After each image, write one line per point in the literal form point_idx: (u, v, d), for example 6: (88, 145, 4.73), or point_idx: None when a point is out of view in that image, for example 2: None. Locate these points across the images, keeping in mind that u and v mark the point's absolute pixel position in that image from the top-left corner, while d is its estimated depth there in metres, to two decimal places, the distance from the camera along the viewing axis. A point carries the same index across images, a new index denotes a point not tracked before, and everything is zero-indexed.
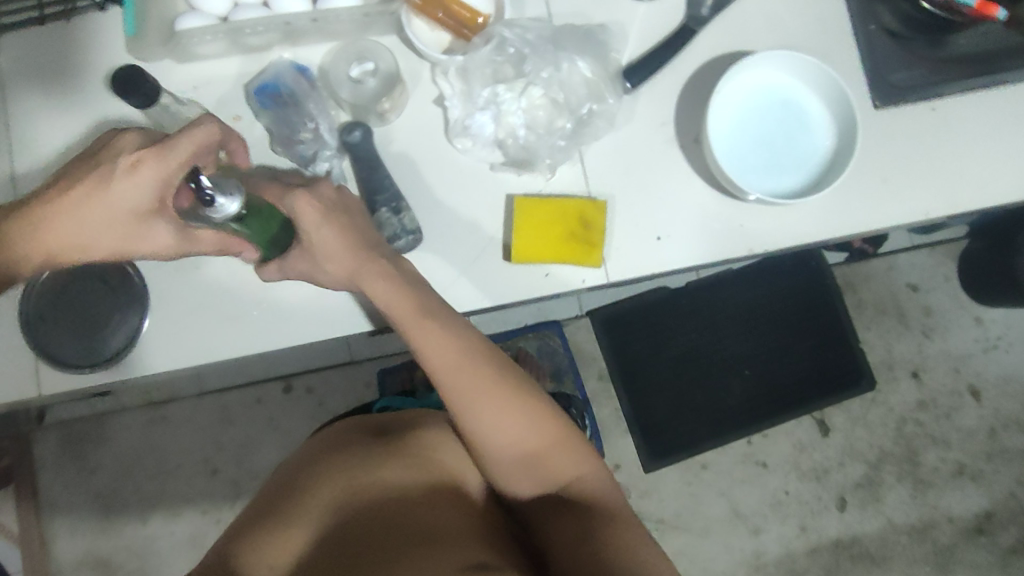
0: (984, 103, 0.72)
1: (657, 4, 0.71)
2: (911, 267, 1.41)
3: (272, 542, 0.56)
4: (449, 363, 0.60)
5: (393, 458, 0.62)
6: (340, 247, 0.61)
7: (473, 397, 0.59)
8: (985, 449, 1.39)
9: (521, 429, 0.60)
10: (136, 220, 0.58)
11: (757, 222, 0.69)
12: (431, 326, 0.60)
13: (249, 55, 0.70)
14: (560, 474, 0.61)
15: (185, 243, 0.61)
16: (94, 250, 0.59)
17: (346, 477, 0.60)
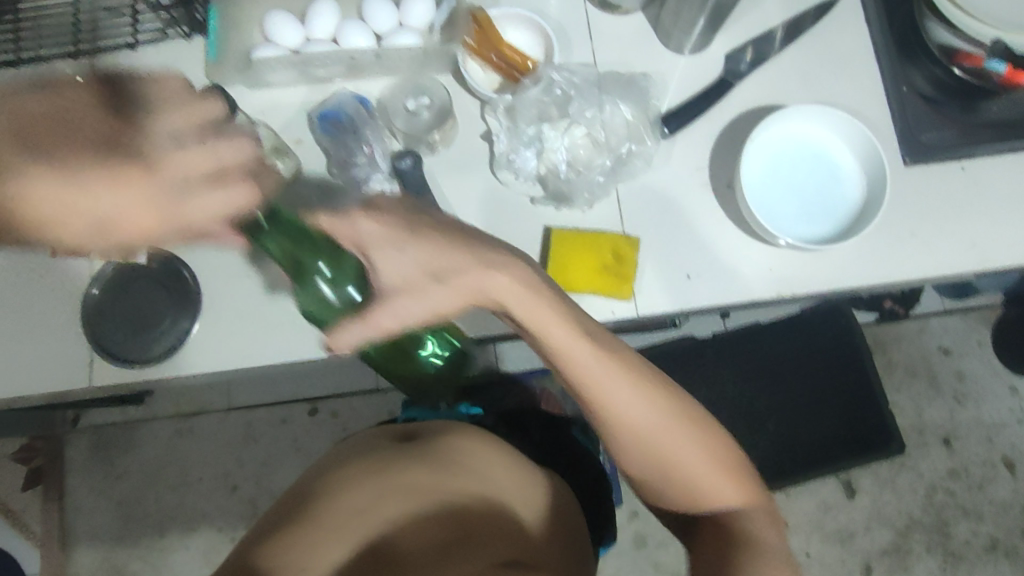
0: (1013, 167, 0.74)
1: (697, 58, 0.76)
2: (944, 331, 1.40)
3: (294, 545, 0.57)
4: (632, 400, 0.60)
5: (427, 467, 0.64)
6: (430, 288, 0.58)
7: (631, 416, 0.61)
8: (1019, 525, 1.35)
9: (700, 459, 0.61)
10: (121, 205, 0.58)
11: (785, 266, 0.71)
12: (608, 361, 0.61)
13: (316, 85, 0.76)
14: (729, 502, 0.62)
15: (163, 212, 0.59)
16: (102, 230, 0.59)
17: (382, 484, 0.63)
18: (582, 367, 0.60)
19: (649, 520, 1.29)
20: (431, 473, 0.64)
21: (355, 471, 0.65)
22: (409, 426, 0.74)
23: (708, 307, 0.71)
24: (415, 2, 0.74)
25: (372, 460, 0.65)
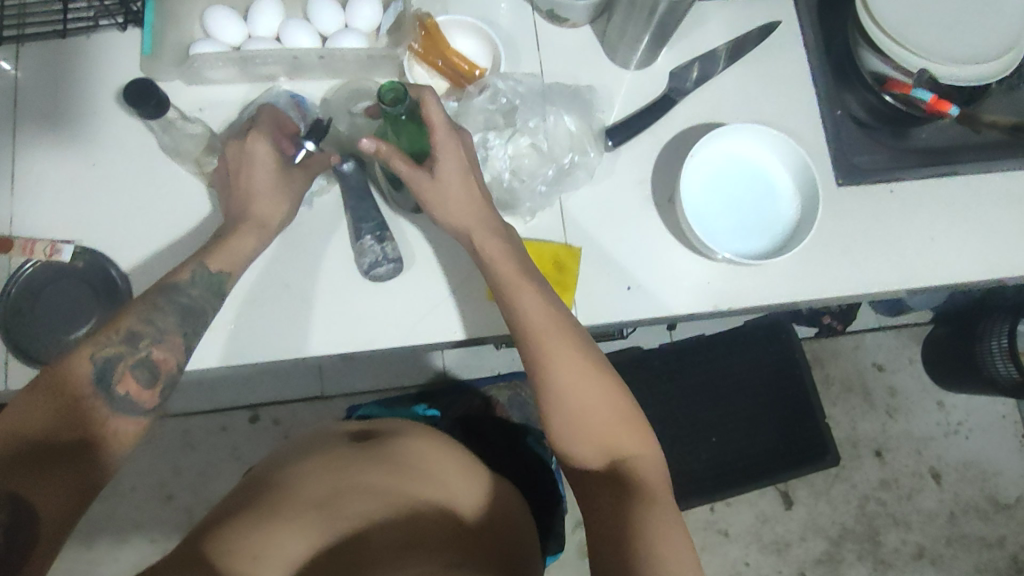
0: (937, 190, 0.78)
1: (642, 74, 0.77)
2: (878, 347, 1.45)
3: (239, 522, 0.55)
4: (575, 374, 0.60)
5: (374, 462, 0.62)
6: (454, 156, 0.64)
7: (577, 387, 0.59)
8: (945, 533, 1.40)
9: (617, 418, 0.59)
10: None
11: (723, 280, 0.73)
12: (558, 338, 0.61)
13: (257, 84, 0.74)
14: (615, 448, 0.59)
15: None
16: None
17: (331, 476, 0.61)
18: (513, 290, 0.63)
19: None
20: (385, 469, 0.62)
21: (334, 461, 0.63)
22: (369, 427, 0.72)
23: (648, 319, 0.72)
24: (360, 7, 0.73)
25: (337, 463, 0.62)
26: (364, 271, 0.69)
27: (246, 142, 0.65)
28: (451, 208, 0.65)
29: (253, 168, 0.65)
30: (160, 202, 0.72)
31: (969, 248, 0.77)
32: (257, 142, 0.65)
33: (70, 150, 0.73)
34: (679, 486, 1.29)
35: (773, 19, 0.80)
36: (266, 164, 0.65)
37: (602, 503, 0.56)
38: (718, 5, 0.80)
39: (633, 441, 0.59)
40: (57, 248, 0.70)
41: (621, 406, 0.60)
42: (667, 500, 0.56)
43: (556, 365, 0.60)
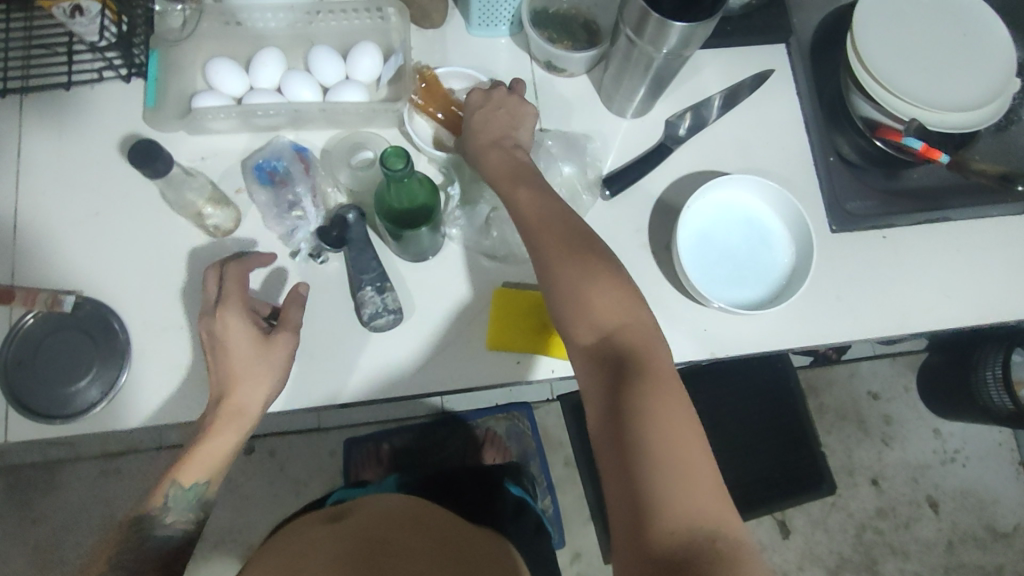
0: (928, 235, 0.79)
1: (638, 122, 0.79)
2: (873, 375, 1.46)
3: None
4: (575, 271, 0.55)
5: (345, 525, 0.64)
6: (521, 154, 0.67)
7: (579, 322, 0.55)
8: (942, 562, 1.40)
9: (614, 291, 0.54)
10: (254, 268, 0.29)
11: (719, 326, 0.74)
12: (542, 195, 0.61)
13: (258, 134, 0.75)
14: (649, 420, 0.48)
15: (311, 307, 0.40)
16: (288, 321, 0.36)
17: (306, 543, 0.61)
18: (509, 187, 0.63)
19: (592, 562, 1.30)
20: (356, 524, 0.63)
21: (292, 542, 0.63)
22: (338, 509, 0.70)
23: None
24: (361, 59, 0.74)
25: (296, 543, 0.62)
26: (364, 322, 0.70)
27: (218, 320, 0.62)
28: (495, 187, 0.65)
29: (230, 386, 0.62)
30: (161, 251, 0.73)
31: (962, 293, 0.78)
32: (231, 312, 0.63)
33: (72, 198, 0.74)
34: None
35: (766, 67, 0.82)
36: (240, 342, 0.62)
37: (612, 489, 0.48)
38: (712, 53, 0.82)
39: (620, 309, 0.54)
40: (58, 300, 0.69)
41: (644, 357, 0.51)
42: (675, 385, 0.50)
43: (574, 314, 0.55)
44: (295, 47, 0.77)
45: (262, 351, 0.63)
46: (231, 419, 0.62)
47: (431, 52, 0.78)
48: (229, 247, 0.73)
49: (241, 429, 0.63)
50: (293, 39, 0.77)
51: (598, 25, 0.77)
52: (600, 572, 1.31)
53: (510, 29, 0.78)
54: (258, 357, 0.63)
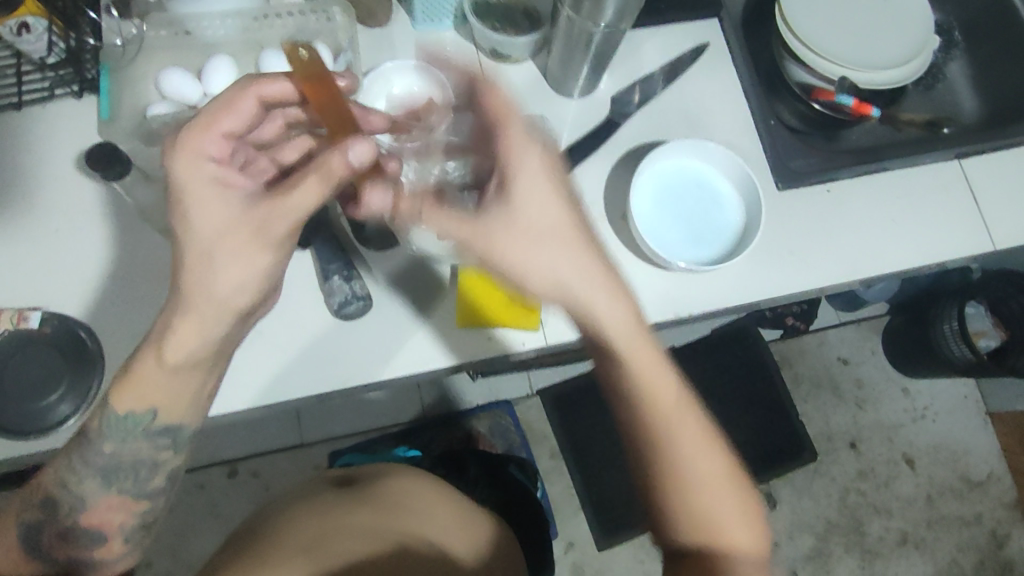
0: (870, 187, 0.83)
1: (586, 102, 0.82)
2: (841, 342, 1.51)
3: (235, 551, 0.64)
4: (671, 445, 0.57)
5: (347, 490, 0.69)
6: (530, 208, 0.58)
7: (681, 473, 0.57)
8: (924, 516, 1.44)
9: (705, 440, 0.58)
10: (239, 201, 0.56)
11: (682, 287, 0.76)
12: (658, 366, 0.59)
13: None
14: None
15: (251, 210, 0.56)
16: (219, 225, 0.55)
17: (304, 503, 0.68)
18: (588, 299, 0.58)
19: (587, 550, 1.30)
20: (352, 491, 0.68)
21: (300, 504, 0.68)
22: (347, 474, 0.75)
23: (614, 332, 0.75)
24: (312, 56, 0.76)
25: (300, 508, 0.67)
26: (335, 311, 0.71)
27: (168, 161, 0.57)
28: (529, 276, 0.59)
29: (189, 208, 0.55)
30: (127, 263, 0.73)
31: (906, 239, 0.82)
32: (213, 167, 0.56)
33: (31, 219, 0.74)
34: None
35: (703, 41, 0.86)
36: (206, 198, 0.55)
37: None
38: (651, 31, 0.85)
39: (729, 511, 0.58)
40: (24, 315, 0.70)
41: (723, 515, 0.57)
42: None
43: (675, 488, 0.57)
44: (244, 53, 0.78)
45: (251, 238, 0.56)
46: (196, 294, 0.56)
47: (379, 49, 0.80)
48: None
49: (207, 325, 0.58)
50: (242, 45, 0.78)
51: (538, 11, 0.80)
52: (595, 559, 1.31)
53: (454, 21, 0.81)
54: (224, 225, 0.55)
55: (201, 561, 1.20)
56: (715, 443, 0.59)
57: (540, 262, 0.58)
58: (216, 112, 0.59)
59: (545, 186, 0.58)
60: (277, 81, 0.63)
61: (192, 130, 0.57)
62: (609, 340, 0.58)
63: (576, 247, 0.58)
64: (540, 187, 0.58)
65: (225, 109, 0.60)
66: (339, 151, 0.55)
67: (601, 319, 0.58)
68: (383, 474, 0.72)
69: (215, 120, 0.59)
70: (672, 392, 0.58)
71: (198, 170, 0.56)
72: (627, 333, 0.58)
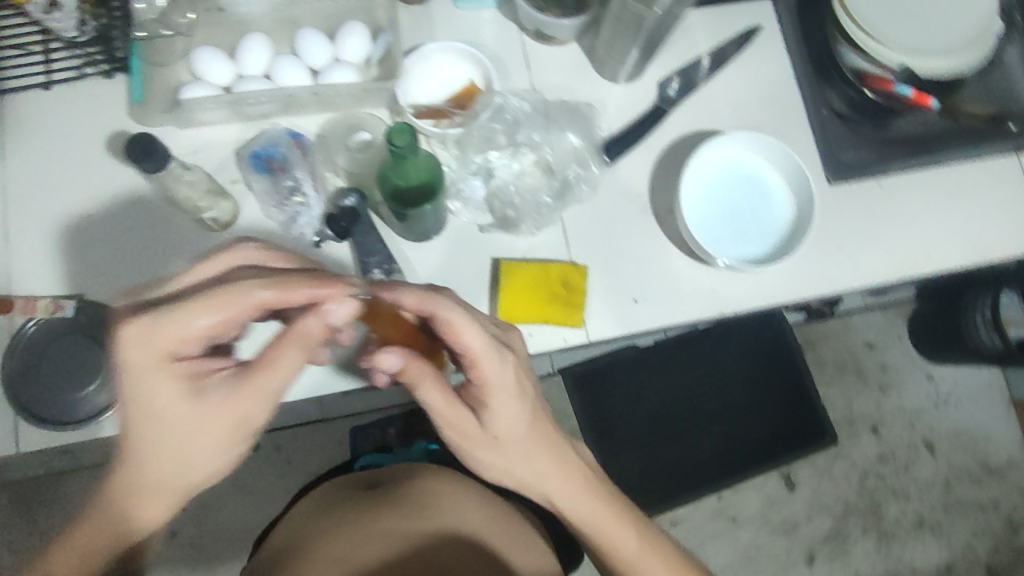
0: (924, 181, 0.80)
1: (632, 87, 0.78)
2: (867, 326, 1.49)
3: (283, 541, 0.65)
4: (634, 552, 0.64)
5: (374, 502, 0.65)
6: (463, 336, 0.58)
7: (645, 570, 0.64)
8: (942, 501, 1.44)
9: None
10: (193, 378, 0.53)
11: (727, 284, 0.74)
12: (566, 472, 0.64)
13: (249, 122, 0.74)
14: None
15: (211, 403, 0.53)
16: (190, 451, 0.54)
17: (331, 514, 0.65)
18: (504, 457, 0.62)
19: None
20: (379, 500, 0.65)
21: (332, 515, 0.65)
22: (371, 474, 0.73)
23: (656, 329, 0.73)
24: (350, 38, 0.73)
25: (332, 518, 0.64)
26: None
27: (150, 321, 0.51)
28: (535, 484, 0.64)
29: (149, 396, 0.52)
30: (161, 250, 0.71)
31: (958, 236, 0.79)
32: (162, 336, 0.51)
33: (62, 201, 0.71)
34: (687, 478, 1.31)
35: (755, 23, 0.81)
36: (167, 392, 0.52)
37: None
38: (700, 12, 0.81)
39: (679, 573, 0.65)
40: (59, 305, 0.68)
41: None
42: None
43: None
44: (278, 31, 0.75)
45: (202, 402, 0.53)
46: (163, 466, 0.54)
47: (417, 29, 0.77)
48: (230, 240, 0.71)
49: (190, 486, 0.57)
50: (276, 23, 0.75)
51: None
52: None
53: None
54: (187, 411, 0.53)
55: (228, 533, 1.21)
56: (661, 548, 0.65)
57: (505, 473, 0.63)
58: (201, 307, 0.51)
59: (502, 363, 0.57)
60: (282, 290, 0.52)
61: (138, 320, 0.51)
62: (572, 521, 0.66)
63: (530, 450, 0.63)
64: (505, 377, 0.57)
65: (203, 308, 0.51)
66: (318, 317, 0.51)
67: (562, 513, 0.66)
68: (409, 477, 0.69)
69: (191, 315, 0.50)
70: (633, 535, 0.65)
71: (138, 352, 0.51)
72: (592, 513, 0.64)
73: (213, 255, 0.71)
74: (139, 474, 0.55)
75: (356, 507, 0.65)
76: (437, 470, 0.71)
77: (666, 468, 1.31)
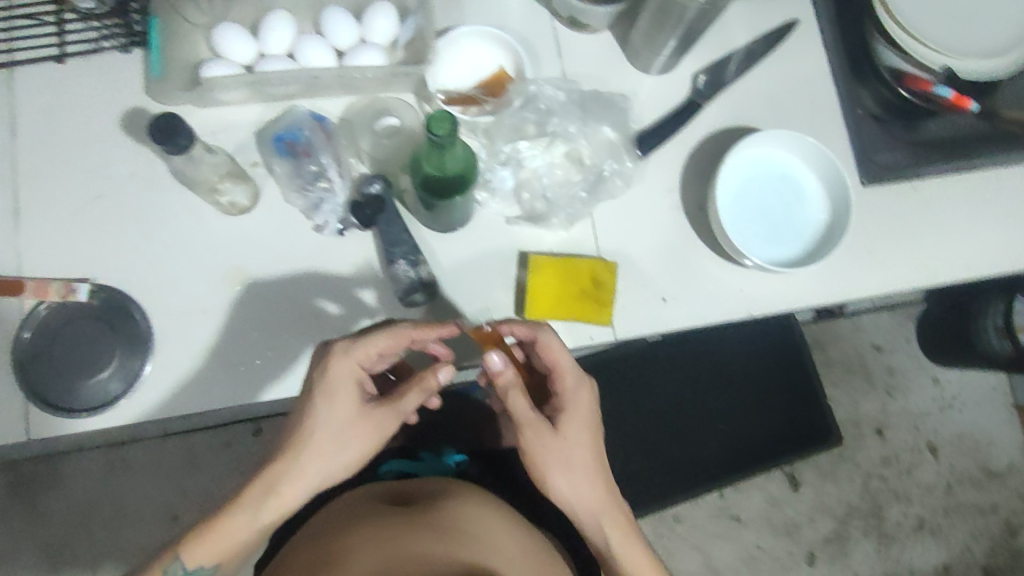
0: (957, 186, 0.79)
1: (665, 78, 0.76)
2: (875, 327, 1.48)
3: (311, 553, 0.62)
4: None
5: (414, 525, 0.61)
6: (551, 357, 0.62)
7: None
8: (943, 504, 1.44)
9: None
10: (348, 408, 0.60)
11: (757, 286, 0.73)
12: (607, 507, 0.64)
13: (270, 103, 0.71)
14: None
15: (368, 435, 0.60)
16: (326, 468, 0.59)
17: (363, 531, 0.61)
18: (554, 474, 0.62)
19: None
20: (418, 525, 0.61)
21: (364, 534, 0.61)
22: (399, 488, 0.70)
23: (683, 329, 0.71)
24: (377, 18, 0.70)
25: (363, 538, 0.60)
26: (401, 298, 0.68)
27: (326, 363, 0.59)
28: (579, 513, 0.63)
29: (329, 407, 0.59)
30: (176, 233, 0.69)
31: (991, 244, 0.78)
32: (343, 364, 0.59)
33: (75, 180, 0.69)
34: (692, 476, 1.30)
35: (793, 16, 0.79)
36: (347, 401, 0.60)
37: None
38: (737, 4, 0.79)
39: None
40: (73, 288, 0.66)
41: None
42: None
43: None
44: (303, 9, 0.72)
45: (352, 426, 0.60)
46: (310, 471, 0.59)
47: (447, 11, 0.74)
48: (248, 225, 0.69)
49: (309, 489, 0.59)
50: (300, 0, 0.72)
51: None
52: None
53: None
54: (350, 418, 0.59)
55: None
56: None
57: (563, 491, 0.62)
58: (368, 347, 0.59)
59: (588, 390, 0.64)
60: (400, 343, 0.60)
61: (334, 352, 0.59)
62: (617, 560, 0.64)
63: (593, 475, 0.63)
64: (584, 402, 0.64)
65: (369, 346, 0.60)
66: (435, 374, 0.59)
67: (610, 549, 0.64)
68: (445, 500, 0.66)
69: (362, 352, 0.59)
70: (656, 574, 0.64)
71: (329, 373, 0.59)
72: (625, 547, 0.64)
73: (231, 241, 0.69)
74: (278, 475, 0.59)
75: (391, 528, 0.61)
76: (478, 500, 0.67)
77: (671, 465, 1.30)
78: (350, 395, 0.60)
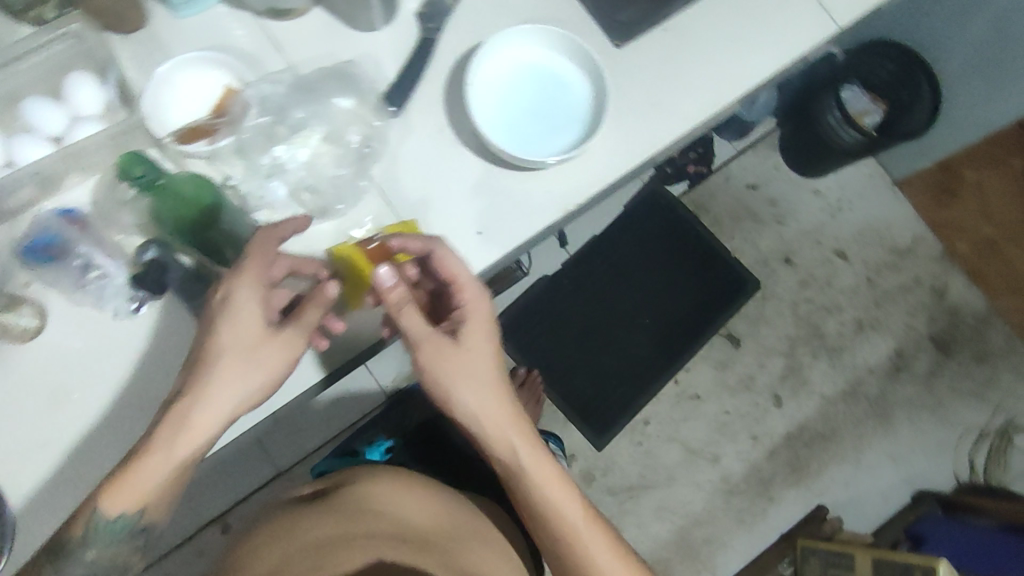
0: (706, 9, 0.79)
1: (391, 28, 0.74)
2: (744, 170, 1.44)
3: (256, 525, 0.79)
4: (550, 476, 0.67)
5: (302, 513, 0.69)
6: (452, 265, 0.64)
7: (555, 506, 0.66)
8: (871, 297, 1.43)
9: (595, 535, 0.67)
10: (261, 331, 0.62)
11: (559, 182, 0.73)
12: (493, 416, 0.67)
13: (14, 218, 0.68)
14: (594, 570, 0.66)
15: (241, 359, 0.61)
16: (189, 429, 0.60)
17: (262, 532, 0.69)
18: (441, 381, 0.66)
19: (588, 455, 1.32)
20: (303, 513, 0.69)
21: (258, 535, 0.69)
22: (320, 485, 0.77)
23: (509, 252, 0.71)
24: (80, 89, 0.68)
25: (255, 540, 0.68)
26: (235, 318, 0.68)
27: (225, 291, 0.61)
28: (463, 414, 0.67)
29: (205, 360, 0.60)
30: None
31: (754, 49, 0.80)
32: (244, 284, 0.61)
33: None
34: (639, 375, 1.33)
35: None
36: (244, 327, 0.61)
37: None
38: None
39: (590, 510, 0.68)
40: None
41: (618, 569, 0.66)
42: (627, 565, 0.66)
43: (546, 525, 0.67)
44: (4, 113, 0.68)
45: (239, 359, 0.61)
46: (176, 435, 0.59)
47: (149, 56, 0.71)
48: (44, 344, 0.65)
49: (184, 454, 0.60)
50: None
51: None
52: (597, 460, 1.33)
53: None
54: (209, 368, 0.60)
55: None
56: (574, 489, 0.68)
57: (466, 404, 0.66)
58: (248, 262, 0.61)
59: (487, 297, 0.67)
60: (284, 258, 0.65)
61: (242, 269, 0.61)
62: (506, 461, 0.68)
63: (472, 383, 0.66)
64: (479, 304, 0.67)
65: (257, 261, 0.62)
66: (326, 284, 0.63)
67: (497, 454, 0.68)
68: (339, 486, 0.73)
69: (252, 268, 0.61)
70: (544, 475, 0.67)
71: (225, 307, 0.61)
72: (511, 454, 0.67)
73: (33, 366, 0.65)
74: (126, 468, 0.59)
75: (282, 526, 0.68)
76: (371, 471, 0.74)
77: (615, 375, 1.32)
78: (247, 314, 0.61)
